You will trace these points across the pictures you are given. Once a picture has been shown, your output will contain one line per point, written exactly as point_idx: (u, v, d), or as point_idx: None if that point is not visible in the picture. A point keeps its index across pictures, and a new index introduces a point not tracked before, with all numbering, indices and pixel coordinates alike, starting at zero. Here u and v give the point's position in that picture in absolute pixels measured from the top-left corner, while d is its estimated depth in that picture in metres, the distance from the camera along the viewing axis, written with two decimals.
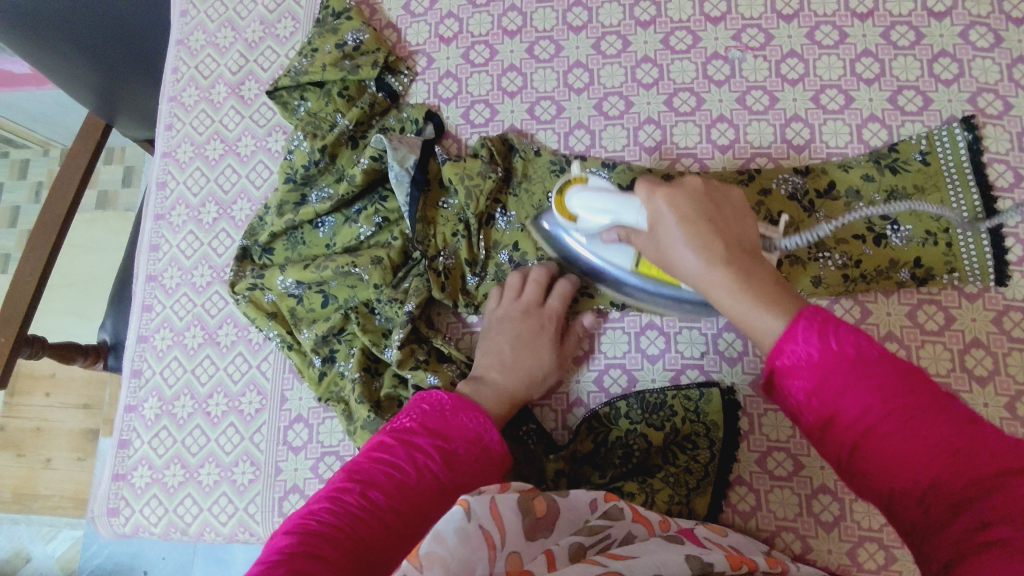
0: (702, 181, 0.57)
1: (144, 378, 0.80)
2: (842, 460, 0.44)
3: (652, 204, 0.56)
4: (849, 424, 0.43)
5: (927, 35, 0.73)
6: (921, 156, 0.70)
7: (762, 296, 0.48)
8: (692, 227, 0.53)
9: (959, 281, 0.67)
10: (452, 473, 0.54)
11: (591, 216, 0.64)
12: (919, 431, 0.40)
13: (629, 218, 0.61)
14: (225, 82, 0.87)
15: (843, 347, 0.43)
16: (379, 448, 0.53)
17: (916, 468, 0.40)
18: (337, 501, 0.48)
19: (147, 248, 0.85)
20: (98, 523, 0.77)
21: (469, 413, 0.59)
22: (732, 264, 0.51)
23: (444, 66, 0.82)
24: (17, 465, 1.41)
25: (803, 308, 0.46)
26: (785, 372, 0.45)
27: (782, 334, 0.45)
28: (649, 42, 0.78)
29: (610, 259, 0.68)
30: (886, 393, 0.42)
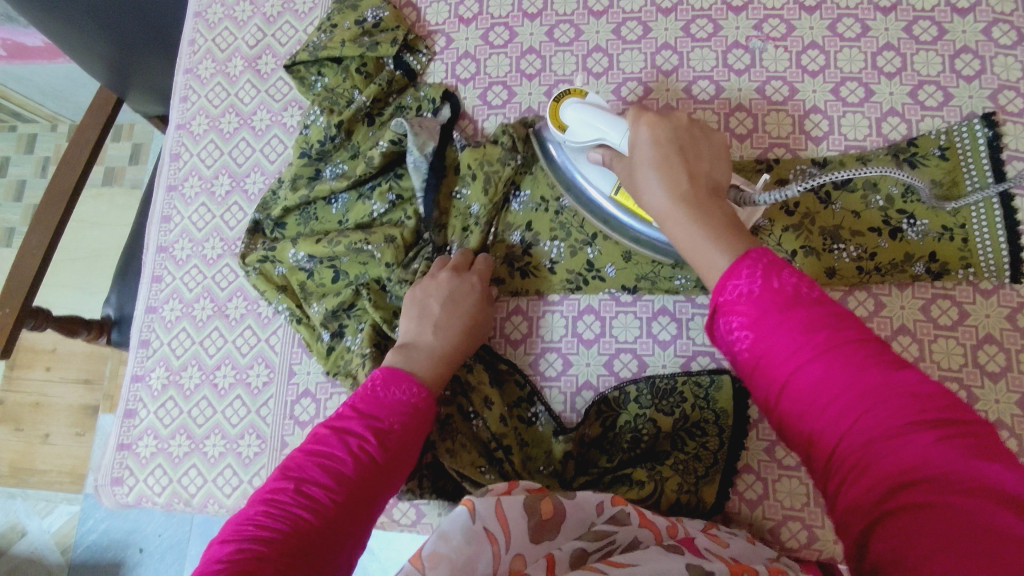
0: (687, 116, 0.60)
1: (151, 348, 0.80)
2: (771, 402, 0.44)
3: (634, 131, 0.59)
4: (777, 363, 0.43)
5: (950, 31, 0.73)
6: (940, 151, 0.70)
7: (710, 228, 0.51)
8: (663, 154, 0.56)
9: (974, 276, 0.67)
10: (388, 444, 0.54)
11: (580, 128, 0.65)
12: (843, 372, 0.40)
13: (613, 139, 0.63)
14: (242, 55, 0.87)
15: (783, 287, 0.44)
16: (313, 441, 0.53)
17: (836, 410, 0.40)
18: (275, 505, 0.47)
19: (158, 218, 0.84)
20: (101, 492, 0.77)
21: (399, 385, 0.59)
22: (693, 202, 0.53)
23: (462, 46, 0.81)
24: (15, 438, 1.41)
25: (750, 249, 0.47)
26: (726, 307, 0.46)
27: (727, 269, 0.47)
28: (670, 29, 0.78)
29: (590, 180, 0.69)
30: (817, 330, 0.42)
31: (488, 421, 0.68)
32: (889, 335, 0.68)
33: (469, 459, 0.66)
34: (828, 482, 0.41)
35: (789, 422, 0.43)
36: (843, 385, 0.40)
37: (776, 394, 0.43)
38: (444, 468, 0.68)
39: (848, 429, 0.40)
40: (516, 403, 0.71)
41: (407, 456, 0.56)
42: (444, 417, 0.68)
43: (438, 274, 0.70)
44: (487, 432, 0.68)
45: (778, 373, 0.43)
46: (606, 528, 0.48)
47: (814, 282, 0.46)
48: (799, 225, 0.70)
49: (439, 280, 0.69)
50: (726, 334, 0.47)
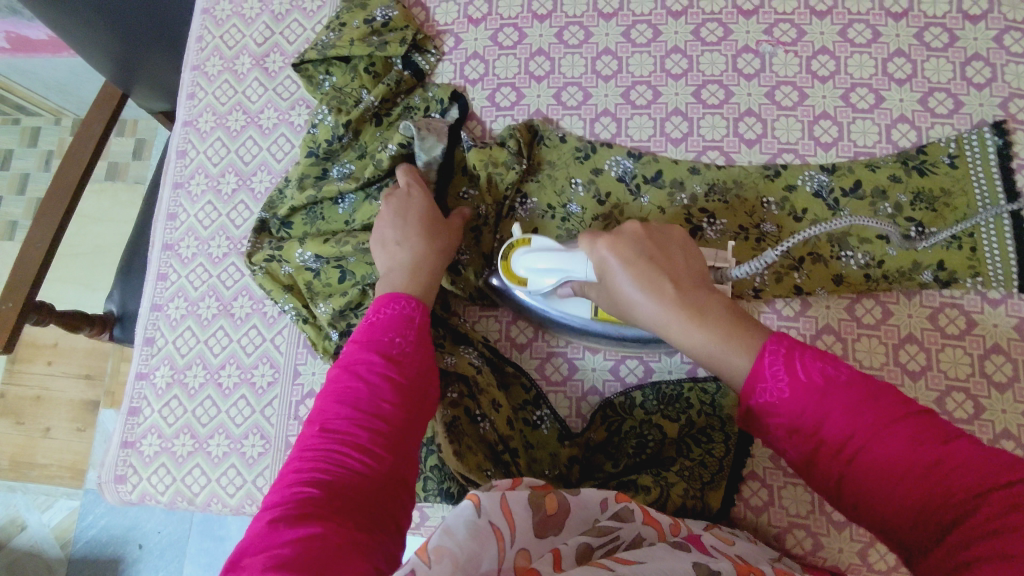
0: (638, 224, 0.58)
1: (156, 347, 0.80)
2: (837, 495, 0.44)
3: (595, 254, 0.57)
4: (829, 456, 0.43)
5: (961, 38, 0.73)
6: (950, 159, 0.69)
7: (717, 331, 0.49)
8: (640, 270, 0.54)
9: (982, 285, 0.67)
10: (398, 362, 0.54)
11: (540, 277, 0.64)
12: (891, 453, 0.40)
13: (579, 273, 0.61)
14: (250, 53, 0.86)
15: (811, 378, 0.44)
16: (330, 388, 0.52)
17: (898, 494, 0.40)
18: (315, 453, 0.47)
19: (164, 216, 0.84)
20: (105, 490, 0.77)
21: (393, 309, 0.59)
22: (686, 306, 0.51)
23: (471, 47, 0.81)
24: (15, 432, 1.41)
25: (765, 340, 0.47)
26: (764, 408, 0.46)
27: (749, 371, 0.46)
28: (680, 32, 0.77)
29: (566, 311, 0.68)
30: (858, 415, 0.42)
31: (495, 423, 0.68)
32: (897, 343, 0.67)
33: (475, 462, 0.65)
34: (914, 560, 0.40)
35: (858, 511, 0.43)
36: (897, 465, 0.40)
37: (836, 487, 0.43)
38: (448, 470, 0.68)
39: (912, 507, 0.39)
40: (522, 406, 0.71)
41: (423, 372, 0.56)
42: (451, 418, 0.67)
43: (382, 209, 0.70)
44: (494, 435, 0.67)
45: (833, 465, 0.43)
46: (610, 524, 0.47)
47: (841, 359, 0.45)
48: (807, 233, 0.70)
49: (387, 212, 0.70)
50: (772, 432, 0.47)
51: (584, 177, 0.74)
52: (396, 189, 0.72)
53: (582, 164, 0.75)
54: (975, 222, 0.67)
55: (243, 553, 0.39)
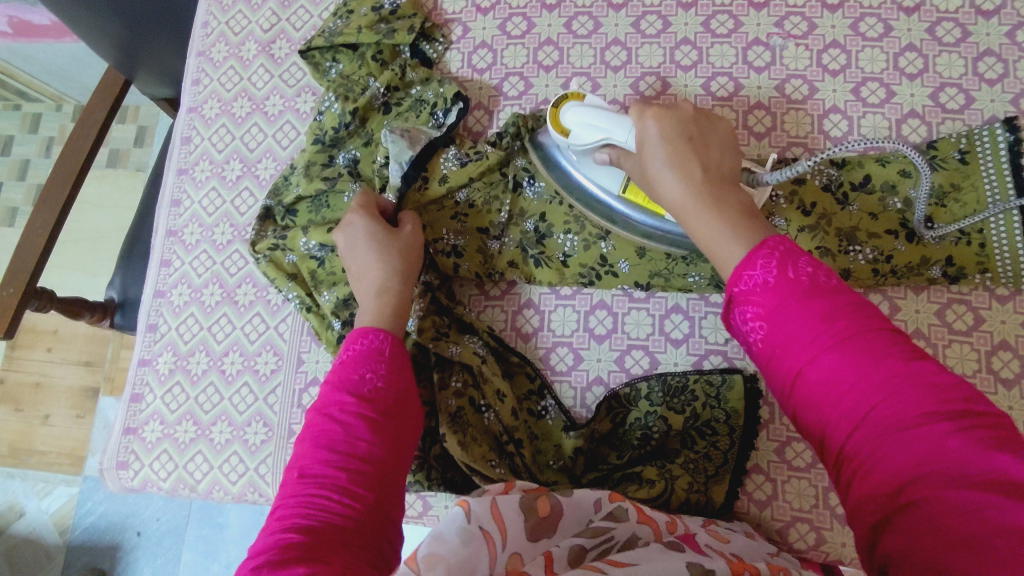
0: (693, 109, 0.59)
1: (159, 333, 0.79)
2: (786, 392, 0.44)
3: (641, 125, 0.58)
4: (794, 354, 0.43)
5: (973, 33, 0.72)
6: (960, 155, 0.68)
7: (727, 220, 0.50)
8: (673, 147, 0.55)
9: (991, 281, 0.67)
10: (373, 400, 0.54)
11: (582, 131, 0.64)
12: (860, 362, 0.40)
13: (619, 137, 0.61)
14: (255, 39, 0.86)
15: (798, 277, 0.44)
16: (305, 436, 0.52)
17: (851, 401, 0.40)
18: (294, 501, 0.47)
19: (168, 202, 0.84)
20: (107, 476, 0.77)
21: (361, 344, 0.59)
22: (705, 191, 0.53)
23: (479, 35, 0.80)
24: (15, 419, 1.41)
25: (767, 238, 0.47)
26: (741, 298, 0.46)
27: (743, 258, 0.47)
28: (690, 24, 0.77)
29: (596, 184, 0.68)
30: (836, 320, 0.42)
31: (500, 414, 0.68)
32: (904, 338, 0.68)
33: (480, 452, 0.66)
34: (840, 472, 0.41)
35: (803, 413, 0.43)
36: (859, 375, 0.40)
37: (789, 385, 0.43)
38: (452, 459, 0.68)
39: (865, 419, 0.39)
40: (526, 396, 0.72)
41: (400, 406, 0.56)
42: (456, 408, 0.67)
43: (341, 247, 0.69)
44: (499, 426, 0.67)
45: (794, 364, 0.43)
46: (603, 524, 0.47)
47: (832, 271, 0.45)
48: (815, 226, 0.70)
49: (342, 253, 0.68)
50: (742, 325, 0.47)
51: None
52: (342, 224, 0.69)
53: None
54: (982, 215, 0.66)
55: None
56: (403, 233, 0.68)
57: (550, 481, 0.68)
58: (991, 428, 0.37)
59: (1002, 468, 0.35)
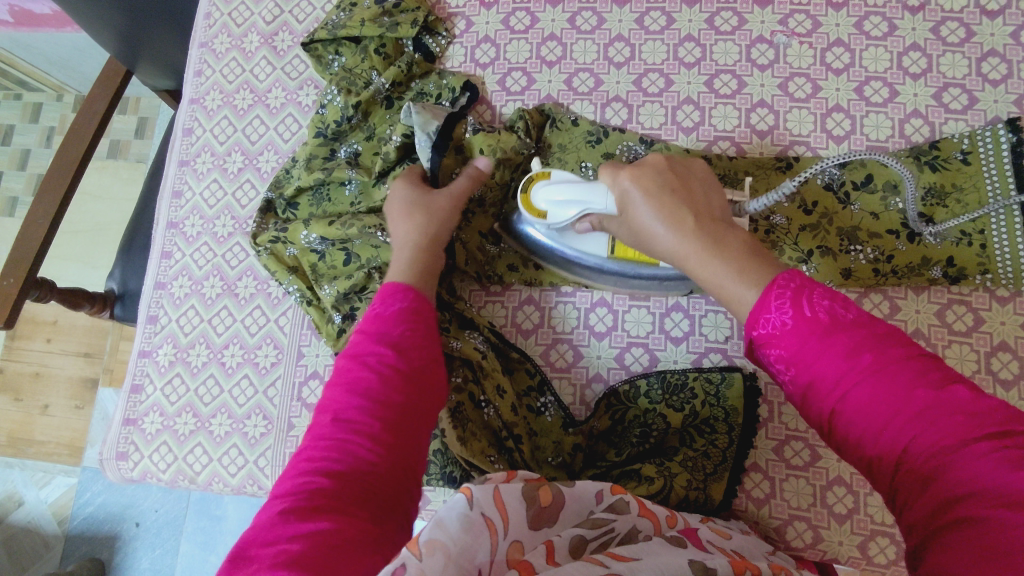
0: (663, 158, 0.59)
1: (159, 325, 0.79)
2: (827, 431, 0.43)
3: (618, 185, 0.58)
4: (824, 391, 0.42)
5: (978, 33, 0.72)
6: (962, 156, 0.69)
7: (735, 263, 0.49)
8: (659, 203, 0.55)
9: (992, 282, 0.67)
10: (407, 353, 0.54)
11: (559, 210, 0.64)
12: (889, 397, 0.39)
13: (597, 206, 0.61)
14: (258, 31, 0.85)
15: (817, 313, 0.43)
16: (338, 379, 0.52)
17: (888, 434, 0.39)
18: (325, 445, 0.47)
19: (169, 193, 0.84)
20: (107, 467, 0.77)
21: (394, 299, 0.59)
22: (703, 238, 0.52)
23: (482, 30, 0.80)
24: (14, 409, 1.41)
25: (777, 275, 0.46)
26: (764, 342, 0.45)
27: (757, 301, 0.46)
28: (694, 21, 0.77)
29: (584, 251, 0.68)
30: (859, 355, 0.41)
31: (499, 409, 0.68)
32: None
33: (479, 447, 0.66)
34: (896, 507, 0.40)
35: (847, 450, 0.42)
36: (890, 408, 0.39)
37: (826, 424, 0.43)
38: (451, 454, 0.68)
39: (904, 449, 0.38)
40: (526, 392, 0.71)
41: (431, 362, 0.55)
42: (456, 403, 0.67)
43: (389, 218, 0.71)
44: (498, 421, 0.67)
45: (827, 400, 0.42)
46: (604, 517, 0.47)
47: (852, 300, 0.44)
48: (816, 225, 0.70)
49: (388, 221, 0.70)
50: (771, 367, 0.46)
51: (594, 162, 0.74)
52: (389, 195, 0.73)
53: (593, 149, 0.74)
54: (982, 212, 0.66)
55: (246, 547, 0.40)
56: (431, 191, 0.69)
57: (549, 476, 0.67)
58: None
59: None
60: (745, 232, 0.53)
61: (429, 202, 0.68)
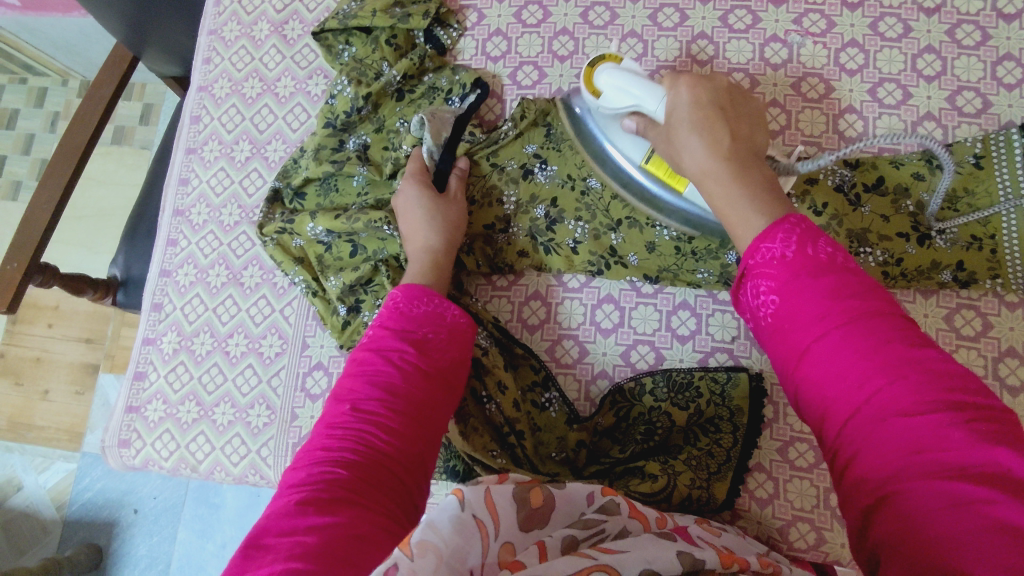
0: (727, 83, 0.60)
1: (163, 313, 0.79)
2: (790, 371, 0.44)
3: (674, 95, 0.59)
4: (802, 331, 0.43)
5: (993, 37, 0.72)
6: (975, 159, 0.68)
7: (750, 186, 0.52)
8: (704, 114, 0.56)
9: (1002, 287, 0.66)
10: (428, 353, 0.55)
11: (614, 94, 0.63)
12: (868, 341, 0.40)
13: (648, 106, 0.61)
14: (268, 20, 0.85)
15: (816, 254, 0.44)
16: (356, 364, 0.53)
17: (856, 378, 0.40)
18: (338, 432, 0.47)
19: (176, 181, 0.83)
20: (109, 453, 0.77)
21: (421, 297, 0.60)
22: (731, 160, 0.54)
23: (494, 23, 0.80)
24: (14, 393, 1.41)
25: (786, 214, 0.48)
26: (755, 271, 0.47)
27: (763, 231, 0.48)
28: (708, 18, 0.76)
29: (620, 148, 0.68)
30: (847, 298, 0.42)
31: (501, 406, 0.67)
32: None
33: (481, 442, 0.66)
34: (835, 457, 0.41)
35: (804, 393, 0.43)
36: (865, 354, 0.40)
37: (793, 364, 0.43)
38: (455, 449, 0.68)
39: (863, 398, 0.39)
40: (530, 388, 0.71)
41: (451, 365, 0.57)
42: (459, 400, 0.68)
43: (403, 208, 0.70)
44: (500, 417, 0.67)
45: (802, 339, 0.43)
46: (596, 518, 0.47)
47: (850, 255, 0.46)
48: (826, 227, 0.69)
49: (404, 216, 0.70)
50: (753, 301, 0.47)
51: None
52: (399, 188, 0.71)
53: None
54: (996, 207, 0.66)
55: (265, 533, 0.39)
56: (449, 206, 0.70)
57: (552, 472, 0.67)
58: (995, 423, 0.37)
59: (999, 460, 0.35)
60: (772, 172, 0.55)
61: (446, 210, 0.70)
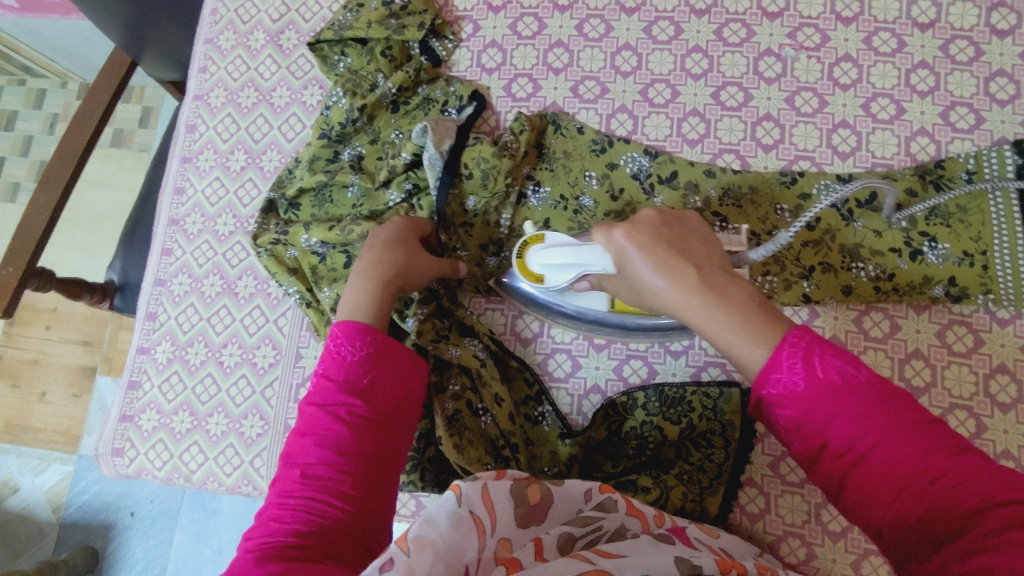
0: (655, 212, 0.57)
1: (158, 322, 0.79)
2: (833, 491, 0.44)
3: (612, 243, 0.55)
4: (835, 453, 0.43)
5: (987, 52, 0.72)
6: (967, 175, 0.69)
7: (741, 316, 0.48)
8: (662, 255, 0.52)
9: (993, 303, 0.67)
10: (372, 400, 0.54)
11: (556, 272, 0.63)
12: (904, 458, 0.40)
13: (595, 267, 0.59)
14: (264, 29, 0.85)
15: (828, 374, 0.43)
16: (303, 426, 0.53)
17: (898, 497, 0.40)
18: (294, 498, 0.48)
19: (171, 190, 0.84)
20: (102, 462, 0.77)
21: (354, 340, 0.57)
22: (706, 293, 0.50)
23: (490, 34, 0.80)
24: (11, 395, 1.41)
25: (784, 332, 0.46)
26: (772, 400, 0.46)
27: (762, 358, 0.46)
28: (702, 31, 0.76)
29: (583, 307, 0.68)
30: (875, 415, 0.42)
31: (497, 418, 0.68)
32: (903, 357, 0.67)
33: (476, 455, 0.66)
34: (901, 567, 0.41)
35: (858, 512, 0.43)
36: (903, 470, 0.40)
37: (836, 487, 0.44)
38: (447, 462, 0.69)
39: (910, 510, 0.40)
40: (524, 401, 0.71)
41: (397, 404, 0.56)
42: (453, 411, 0.67)
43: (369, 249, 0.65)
44: (495, 429, 0.67)
45: (838, 462, 0.43)
46: (594, 515, 0.47)
47: (858, 358, 0.45)
48: (819, 241, 0.70)
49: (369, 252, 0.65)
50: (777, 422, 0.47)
51: (599, 170, 0.74)
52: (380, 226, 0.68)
53: (598, 158, 0.74)
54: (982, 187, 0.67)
55: None
56: (419, 255, 0.66)
57: None
58: None
59: None
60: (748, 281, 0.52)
61: (415, 258, 0.66)
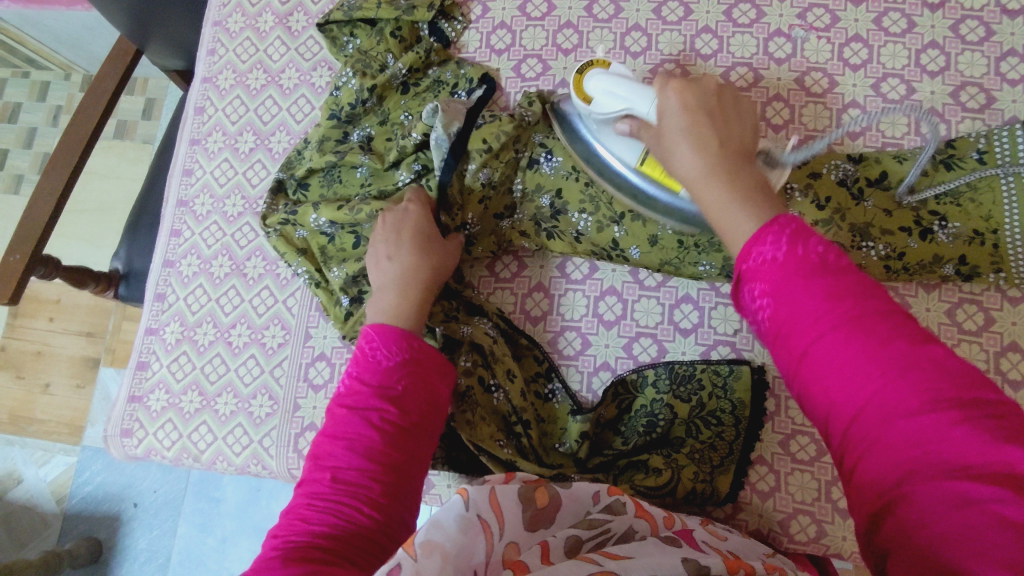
0: (718, 83, 0.55)
1: (166, 303, 0.79)
2: (791, 374, 0.42)
3: (663, 96, 0.55)
4: (799, 332, 0.40)
5: (997, 32, 0.72)
6: (978, 155, 0.68)
7: (742, 198, 0.48)
8: (693, 120, 0.52)
9: (1004, 281, 0.67)
10: (404, 408, 0.54)
11: (604, 99, 0.61)
12: (868, 342, 0.38)
13: (641, 110, 0.58)
14: (273, 11, 0.85)
15: (808, 254, 0.42)
16: (333, 426, 0.52)
17: (856, 382, 0.38)
18: (320, 499, 0.47)
19: (179, 171, 0.84)
20: (111, 443, 0.77)
21: (390, 348, 0.58)
22: (722, 167, 0.50)
23: (499, 16, 0.80)
24: (15, 386, 1.41)
25: (777, 216, 0.45)
26: (750, 274, 0.44)
27: (753, 234, 0.45)
28: (711, 12, 0.76)
29: (614, 153, 0.65)
30: (843, 299, 0.40)
31: (509, 394, 0.68)
32: None
33: (488, 432, 0.66)
34: (842, 460, 0.39)
35: (808, 396, 0.41)
36: (863, 360, 0.38)
37: (794, 365, 0.41)
38: (458, 440, 0.69)
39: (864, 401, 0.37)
40: (534, 378, 0.71)
41: (428, 416, 0.56)
42: (465, 388, 0.67)
43: (401, 245, 0.66)
44: (507, 406, 0.67)
45: (799, 342, 0.40)
46: (601, 517, 0.47)
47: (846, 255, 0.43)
48: (829, 221, 0.69)
49: (403, 248, 0.66)
50: (750, 303, 0.45)
51: None
52: (399, 211, 0.69)
53: None
54: (993, 170, 0.66)
55: None
56: (447, 249, 0.69)
57: (555, 464, 0.68)
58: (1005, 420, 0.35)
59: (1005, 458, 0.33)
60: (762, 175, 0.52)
61: (443, 253, 0.68)
